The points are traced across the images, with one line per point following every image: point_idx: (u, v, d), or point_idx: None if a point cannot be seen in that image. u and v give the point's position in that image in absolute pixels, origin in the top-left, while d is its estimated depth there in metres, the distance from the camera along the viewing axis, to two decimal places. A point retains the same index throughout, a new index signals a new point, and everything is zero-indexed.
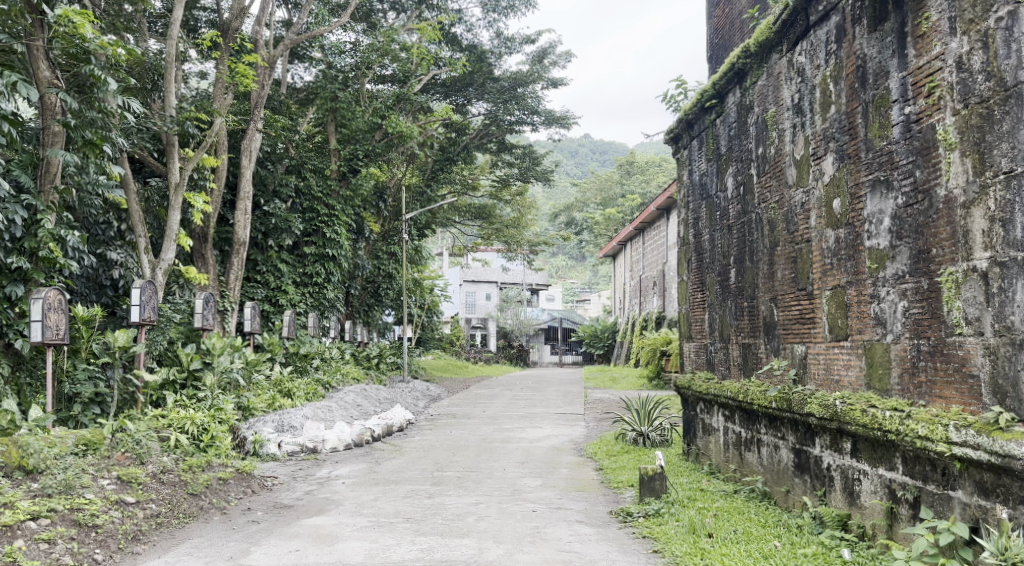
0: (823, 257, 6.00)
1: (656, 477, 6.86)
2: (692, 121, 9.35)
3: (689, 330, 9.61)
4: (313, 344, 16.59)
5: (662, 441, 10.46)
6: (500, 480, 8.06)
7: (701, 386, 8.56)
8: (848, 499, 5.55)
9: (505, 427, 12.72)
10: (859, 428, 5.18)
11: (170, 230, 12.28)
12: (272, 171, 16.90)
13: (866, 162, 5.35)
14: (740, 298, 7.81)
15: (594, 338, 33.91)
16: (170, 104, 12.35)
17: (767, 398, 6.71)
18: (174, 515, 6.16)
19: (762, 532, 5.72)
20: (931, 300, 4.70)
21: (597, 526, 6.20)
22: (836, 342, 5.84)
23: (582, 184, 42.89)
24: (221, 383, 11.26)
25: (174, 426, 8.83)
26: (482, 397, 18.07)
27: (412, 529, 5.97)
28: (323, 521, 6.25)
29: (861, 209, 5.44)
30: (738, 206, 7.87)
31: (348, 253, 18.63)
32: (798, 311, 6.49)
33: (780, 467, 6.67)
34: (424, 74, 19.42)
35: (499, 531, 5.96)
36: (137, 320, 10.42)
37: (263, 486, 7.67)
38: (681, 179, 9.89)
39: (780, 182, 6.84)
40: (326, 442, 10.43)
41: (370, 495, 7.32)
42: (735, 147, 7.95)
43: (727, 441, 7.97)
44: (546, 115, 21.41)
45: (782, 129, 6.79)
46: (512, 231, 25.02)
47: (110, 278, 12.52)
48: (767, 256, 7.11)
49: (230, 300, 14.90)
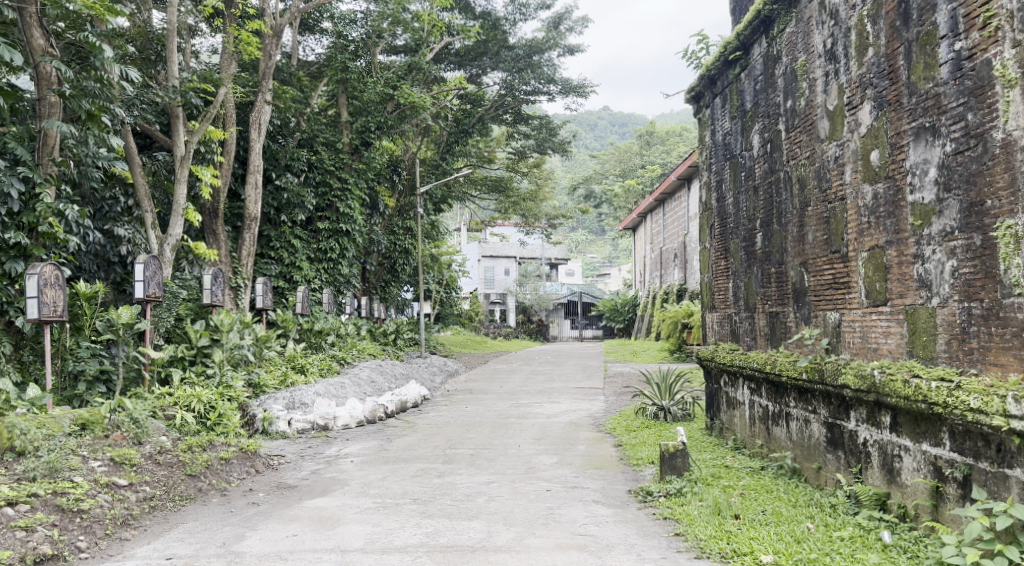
0: (860, 215, 5.52)
1: (679, 454, 6.44)
2: (714, 77, 8.83)
3: (711, 300, 9.17)
4: (328, 321, 16.27)
5: (684, 416, 10.05)
6: (514, 458, 7.71)
7: (725, 357, 8.14)
8: (888, 476, 5.14)
9: (523, 403, 12.38)
10: (901, 401, 4.73)
11: (178, 204, 11.98)
12: (284, 145, 16.45)
13: (909, 109, 4.85)
14: (767, 264, 7.34)
15: (615, 312, 33.52)
16: (172, 74, 12.00)
17: (797, 369, 6.28)
18: (169, 498, 5.88)
19: (793, 512, 5.32)
20: (986, 258, 4.23)
21: (615, 507, 5.82)
22: (874, 308, 5.37)
23: (601, 156, 42.32)
24: (231, 359, 10.98)
25: (180, 405, 8.56)
26: (501, 372, 17.75)
27: (418, 511, 5.63)
28: (326, 503, 5.93)
29: (902, 160, 4.95)
30: (765, 164, 7.38)
31: (362, 228, 18.31)
32: (831, 276, 6.02)
33: (810, 442, 6.26)
34: (437, 42, 18.92)
35: (510, 512, 5.59)
36: (142, 297, 10.14)
37: (269, 466, 7.37)
38: (703, 139, 9.40)
39: (811, 136, 6.34)
40: (338, 419, 10.14)
41: (377, 475, 7.00)
42: (762, 102, 7.44)
43: (753, 416, 7.57)
44: (563, 84, 20.83)
45: (813, 79, 6.28)
46: (529, 204, 24.32)
47: (118, 254, 12.27)
48: (797, 218, 6.62)
49: (243, 276, 14.61)
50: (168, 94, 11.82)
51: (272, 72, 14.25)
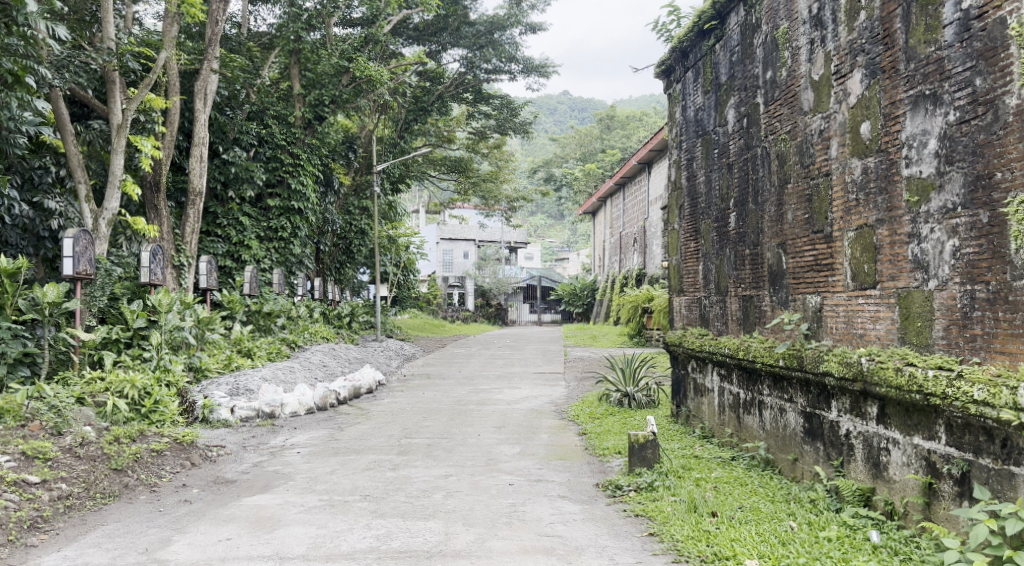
0: (847, 192, 5.16)
1: (648, 445, 6.05)
2: (687, 49, 8.41)
3: (679, 283, 8.80)
4: (279, 302, 15.53)
5: (649, 403, 9.70)
6: (474, 448, 7.26)
7: (694, 342, 7.78)
8: (873, 471, 4.82)
9: (482, 388, 11.95)
10: (891, 391, 4.41)
11: (114, 175, 11.17)
12: (232, 118, 15.59)
13: (906, 76, 4.49)
14: (741, 245, 6.98)
15: (573, 297, 33.28)
16: (108, 35, 11.16)
17: (774, 355, 5.92)
18: (89, 496, 5.32)
19: (773, 509, 4.97)
20: (993, 237, 3.92)
21: (582, 503, 5.40)
22: (861, 291, 5.02)
23: (561, 139, 41.95)
24: (171, 342, 10.26)
25: (111, 391, 7.85)
26: (459, 357, 17.24)
27: (369, 510, 5.14)
28: (267, 501, 5.40)
29: (897, 132, 4.60)
30: (740, 140, 7.01)
31: (315, 207, 17.50)
32: (812, 258, 5.65)
33: (786, 433, 5.92)
34: (394, 14, 18.15)
35: (470, 510, 5.15)
36: (70, 274, 9.40)
37: (207, 458, 6.79)
38: (673, 115, 8.99)
39: (793, 109, 5.95)
40: (286, 406, 9.47)
41: (325, 468, 6.46)
42: (738, 74, 7.04)
43: (723, 403, 7.23)
44: (525, 63, 20.34)
45: (796, 47, 5.88)
46: (489, 186, 23.67)
47: (49, 228, 11.41)
48: (775, 196, 6.25)
49: (186, 254, 13.79)
50: (102, 56, 10.97)
51: (219, 38, 13.35)
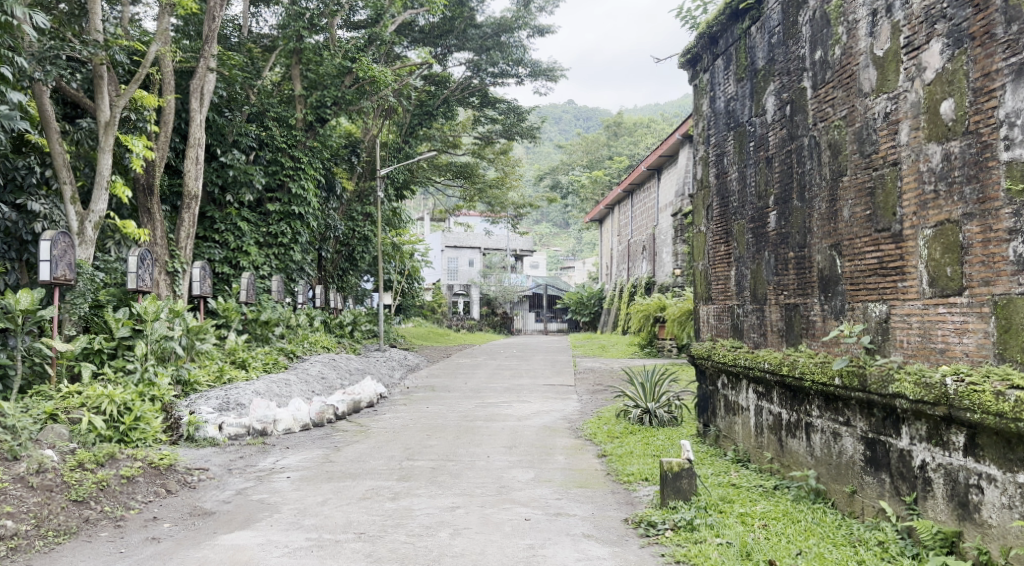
0: (921, 184, 4.44)
1: (683, 474, 5.27)
2: (716, 35, 7.71)
3: (707, 291, 8.05)
4: (277, 310, 14.76)
5: (671, 420, 8.91)
6: (484, 473, 6.50)
7: (727, 355, 7.03)
8: (958, 511, 4.08)
9: (490, 403, 11.18)
10: (989, 417, 3.74)
11: (101, 176, 10.44)
12: (231, 120, 14.81)
13: (1005, 42, 3.85)
14: (783, 247, 6.24)
15: (580, 305, 32.59)
16: (95, 28, 10.34)
17: (829, 373, 5.14)
18: (40, 534, 4.66)
19: (840, 556, 4.22)
20: None
21: (612, 544, 4.65)
22: (942, 299, 4.29)
23: (567, 147, 41.30)
24: (158, 353, 9.44)
25: (87, 406, 7.06)
26: (465, 367, 16.50)
27: (363, 553, 4.40)
28: (247, 539, 4.67)
29: (992, 109, 3.93)
30: (781, 132, 6.28)
31: (317, 211, 16.77)
32: (876, 261, 4.92)
33: (841, 461, 5.16)
34: (399, 15, 17.30)
35: (482, 554, 4.40)
36: (47, 278, 8.66)
37: (184, 484, 6.05)
38: (699, 108, 8.27)
39: (849, 91, 5.23)
40: (278, 423, 8.72)
41: (317, 497, 5.71)
42: (780, 57, 6.31)
43: (761, 424, 6.47)
44: (532, 67, 19.64)
45: (853, 20, 5.16)
46: (495, 192, 22.85)
47: (32, 232, 10.59)
48: (827, 189, 5.51)
49: (181, 260, 13.05)
50: (87, 48, 10.12)
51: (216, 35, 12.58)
